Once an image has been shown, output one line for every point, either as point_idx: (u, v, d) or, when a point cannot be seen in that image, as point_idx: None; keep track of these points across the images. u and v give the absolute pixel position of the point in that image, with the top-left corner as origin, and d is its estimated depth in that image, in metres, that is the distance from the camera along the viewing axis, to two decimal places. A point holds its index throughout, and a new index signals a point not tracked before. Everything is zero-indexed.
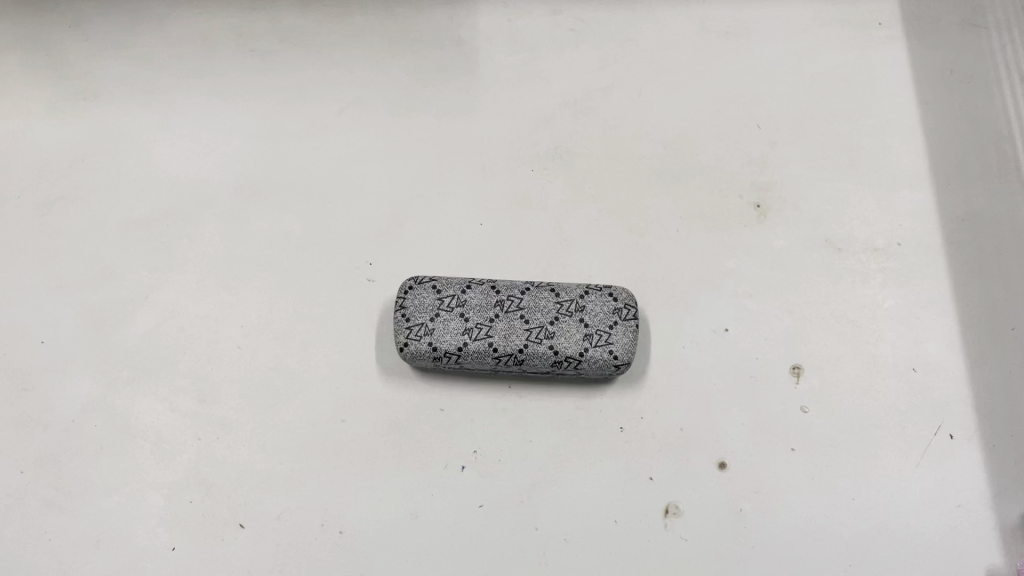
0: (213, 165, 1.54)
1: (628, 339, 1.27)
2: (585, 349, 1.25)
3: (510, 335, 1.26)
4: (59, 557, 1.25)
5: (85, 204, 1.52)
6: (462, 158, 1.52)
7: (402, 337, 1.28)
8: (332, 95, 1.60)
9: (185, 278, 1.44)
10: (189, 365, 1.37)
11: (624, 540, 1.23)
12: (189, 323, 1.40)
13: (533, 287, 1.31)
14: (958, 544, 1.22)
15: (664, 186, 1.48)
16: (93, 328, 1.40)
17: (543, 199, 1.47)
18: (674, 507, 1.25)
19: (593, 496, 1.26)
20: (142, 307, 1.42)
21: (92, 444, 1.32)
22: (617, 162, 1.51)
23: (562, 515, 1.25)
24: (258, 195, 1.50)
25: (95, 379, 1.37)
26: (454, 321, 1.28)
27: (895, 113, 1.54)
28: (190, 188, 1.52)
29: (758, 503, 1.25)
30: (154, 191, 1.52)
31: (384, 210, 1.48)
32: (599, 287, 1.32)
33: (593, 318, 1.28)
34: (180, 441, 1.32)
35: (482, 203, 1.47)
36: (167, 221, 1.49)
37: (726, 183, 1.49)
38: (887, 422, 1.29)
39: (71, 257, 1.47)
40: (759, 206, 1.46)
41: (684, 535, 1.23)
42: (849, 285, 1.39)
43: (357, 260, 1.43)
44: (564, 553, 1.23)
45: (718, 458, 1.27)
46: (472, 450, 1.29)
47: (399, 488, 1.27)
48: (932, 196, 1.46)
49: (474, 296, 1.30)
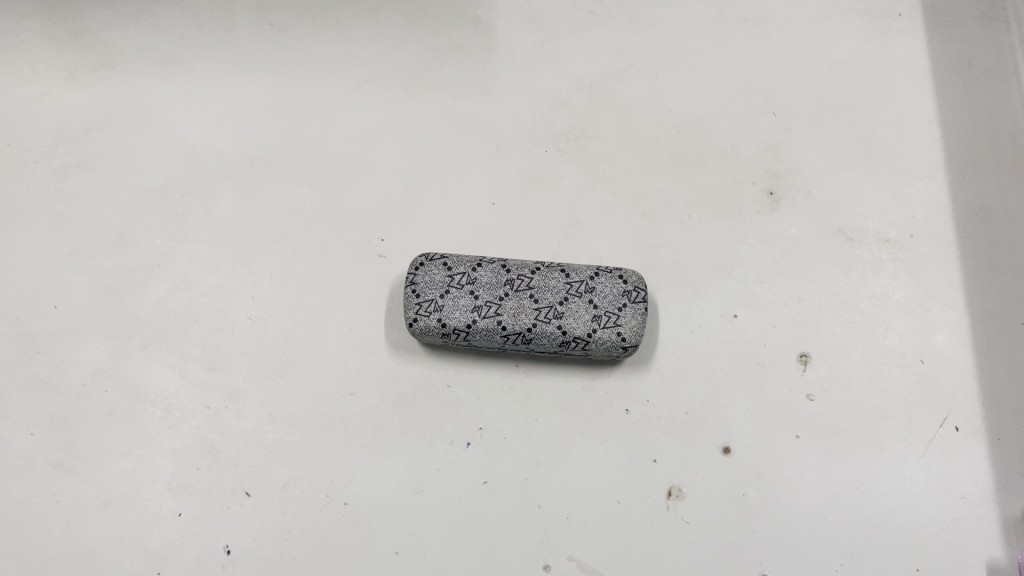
0: (228, 136, 1.54)
1: (636, 322, 1.28)
2: (593, 330, 1.26)
3: (519, 314, 1.27)
4: (68, 518, 1.28)
5: (101, 170, 1.52)
6: (477, 137, 1.52)
7: (411, 313, 1.29)
8: (347, 71, 1.60)
9: (197, 248, 1.45)
10: (199, 334, 1.39)
11: (625, 521, 1.25)
12: (200, 293, 1.42)
13: (544, 267, 1.32)
14: (960, 536, 1.23)
15: (677, 171, 1.48)
16: (107, 295, 1.42)
17: (557, 179, 1.47)
18: (677, 489, 1.26)
19: (597, 475, 1.27)
20: (155, 275, 1.43)
21: (102, 409, 1.34)
22: (632, 145, 1.51)
23: (565, 493, 1.26)
24: (272, 167, 1.51)
25: (107, 345, 1.38)
26: (464, 298, 1.29)
27: (912, 104, 1.53)
28: (205, 158, 1.52)
29: (761, 488, 1.26)
30: (170, 161, 1.53)
31: (397, 186, 1.48)
32: (609, 269, 1.32)
33: (603, 299, 1.29)
34: (189, 408, 1.34)
35: (495, 182, 1.47)
36: (182, 190, 1.50)
37: (740, 169, 1.48)
38: (893, 413, 1.30)
39: (85, 223, 1.48)
40: (773, 193, 1.46)
41: (685, 518, 1.24)
42: (860, 276, 1.39)
43: (369, 236, 1.43)
44: (566, 531, 1.24)
45: (723, 443, 1.28)
46: (478, 428, 1.30)
47: (405, 462, 1.29)
48: (947, 188, 1.45)
49: (485, 274, 1.31)
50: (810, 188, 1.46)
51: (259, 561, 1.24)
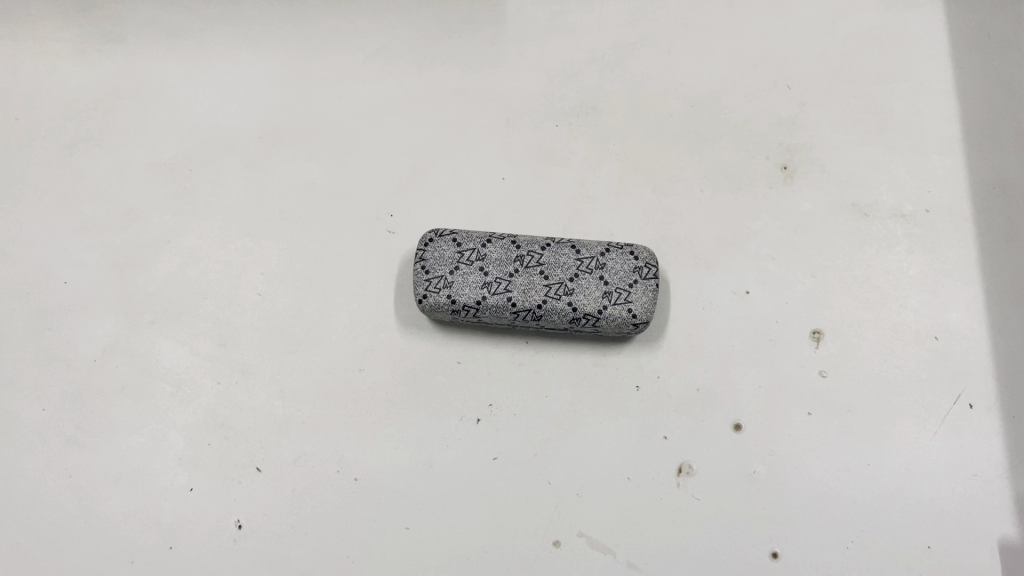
0: (237, 111, 1.53)
1: (647, 298, 1.27)
2: (604, 307, 1.26)
3: (529, 291, 1.26)
4: (81, 492, 1.29)
5: (109, 146, 1.52)
6: (486, 111, 1.50)
7: (421, 289, 1.28)
8: (356, 45, 1.58)
9: (206, 223, 1.44)
10: (210, 310, 1.39)
11: (635, 497, 1.24)
12: (210, 268, 1.41)
13: (554, 243, 1.31)
14: (972, 513, 1.22)
15: (689, 145, 1.46)
16: (117, 271, 1.42)
17: (568, 153, 1.46)
18: (687, 466, 1.26)
19: (607, 452, 1.27)
20: (164, 251, 1.43)
21: (114, 384, 1.35)
22: (643, 119, 1.49)
23: (575, 470, 1.26)
24: (281, 141, 1.50)
25: (118, 321, 1.38)
26: (473, 275, 1.28)
27: (929, 76, 1.50)
28: (213, 133, 1.51)
29: (771, 465, 1.25)
30: (178, 135, 1.52)
31: (406, 161, 1.47)
32: (620, 245, 1.31)
33: (613, 276, 1.28)
34: (200, 384, 1.34)
35: (506, 157, 1.46)
36: (190, 166, 1.49)
37: (753, 143, 1.46)
38: (906, 390, 1.29)
39: (94, 199, 1.47)
40: (786, 167, 1.44)
41: (696, 494, 1.24)
42: (874, 251, 1.37)
43: (379, 211, 1.43)
44: (576, 507, 1.24)
45: (734, 420, 1.28)
46: (488, 404, 1.30)
47: (415, 438, 1.28)
48: (964, 162, 1.43)
49: (494, 250, 1.30)
50: (824, 163, 1.44)
51: (271, 535, 1.25)
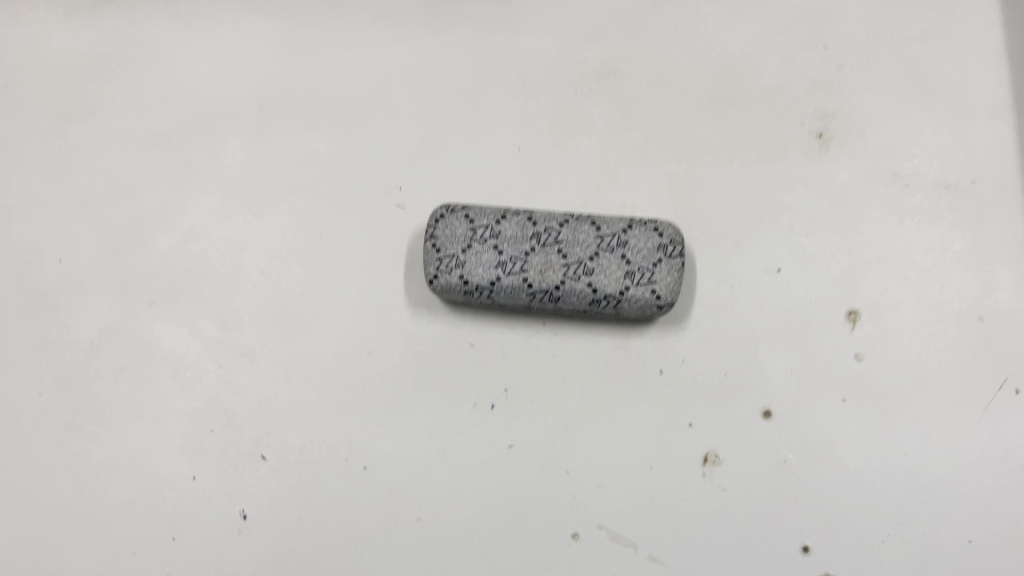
0: (238, 78, 1.45)
1: (672, 278, 1.19)
2: (626, 288, 1.18)
3: (546, 270, 1.19)
4: (80, 481, 1.23)
5: (105, 116, 1.45)
6: (500, 77, 1.42)
7: (431, 269, 1.21)
8: (361, 6, 1.49)
9: (207, 198, 1.37)
10: (211, 289, 1.32)
11: (659, 488, 1.17)
12: (210, 245, 1.34)
13: (573, 219, 1.23)
14: (1018, 506, 1.14)
15: (717, 113, 1.37)
16: (113, 249, 1.35)
17: (587, 123, 1.37)
18: (713, 455, 1.18)
19: (629, 439, 1.20)
20: (163, 227, 1.36)
21: (111, 368, 1.28)
22: (668, 85, 1.39)
23: (594, 459, 1.19)
24: (283, 112, 1.42)
25: (115, 301, 1.32)
26: (487, 254, 1.20)
27: (977, 34, 1.39)
28: (213, 102, 1.44)
29: (804, 454, 1.18)
30: (176, 104, 1.44)
31: (415, 131, 1.39)
32: (643, 222, 1.23)
33: (636, 254, 1.20)
34: (201, 367, 1.27)
35: (521, 127, 1.38)
36: (189, 137, 1.42)
37: (786, 109, 1.36)
38: (948, 375, 1.20)
39: (90, 173, 1.41)
40: (821, 136, 1.34)
41: (723, 485, 1.17)
42: (914, 226, 1.28)
43: (388, 185, 1.35)
44: (595, 498, 1.17)
45: (764, 407, 1.20)
46: (503, 389, 1.22)
47: (425, 425, 1.21)
48: (1013, 130, 1.32)
49: (509, 227, 1.22)
50: (862, 131, 1.34)
51: (276, 526, 1.19)
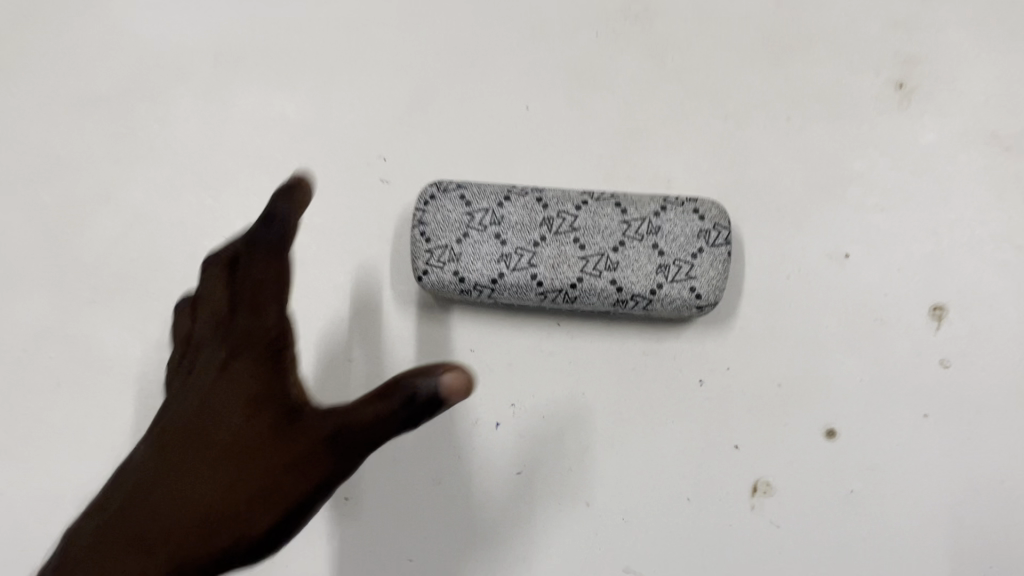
0: (183, 22, 1.19)
1: (716, 273, 0.96)
2: (658, 286, 0.95)
3: (560, 265, 0.96)
4: (19, 514, 1.06)
5: (26, 71, 1.19)
6: (500, 15, 1.13)
7: (419, 264, 0.98)
8: None
9: (153, 173, 1.15)
10: (162, 285, 1.11)
11: (697, 523, 0.98)
12: (159, 231, 1.13)
13: (592, 200, 1.00)
14: None
15: (772, 59, 1.08)
16: (46, 237, 1.14)
17: (614, 69, 1.10)
18: (763, 484, 0.98)
19: (662, 464, 0.99)
20: (103, 210, 1.14)
21: (48, 381, 1.09)
22: (710, 23, 1.10)
23: (620, 489, 0.99)
24: (240, 64, 1.16)
25: (51, 300, 1.12)
26: (487, 245, 0.98)
27: None
28: (154, 53, 1.18)
29: (873, 483, 0.98)
30: (109, 56, 1.19)
31: (397, 86, 1.13)
32: (680, 201, 1.00)
33: (670, 243, 0.97)
34: (152, 379, 1.08)
35: (531, 76, 1.11)
36: (128, 98, 1.17)
37: (860, 52, 1.07)
38: None
39: (13, 143, 1.17)
40: (902, 86, 1.06)
41: (775, 519, 0.98)
42: (1017, 200, 1.02)
43: (367, 153, 1.11)
44: (621, 536, 0.98)
45: (826, 425, 0.99)
46: (510, 404, 1.01)
47: (417, 447, 1.01)
48: None
49: (514, 211, 0.99)
50: (963, 75, 1.05)
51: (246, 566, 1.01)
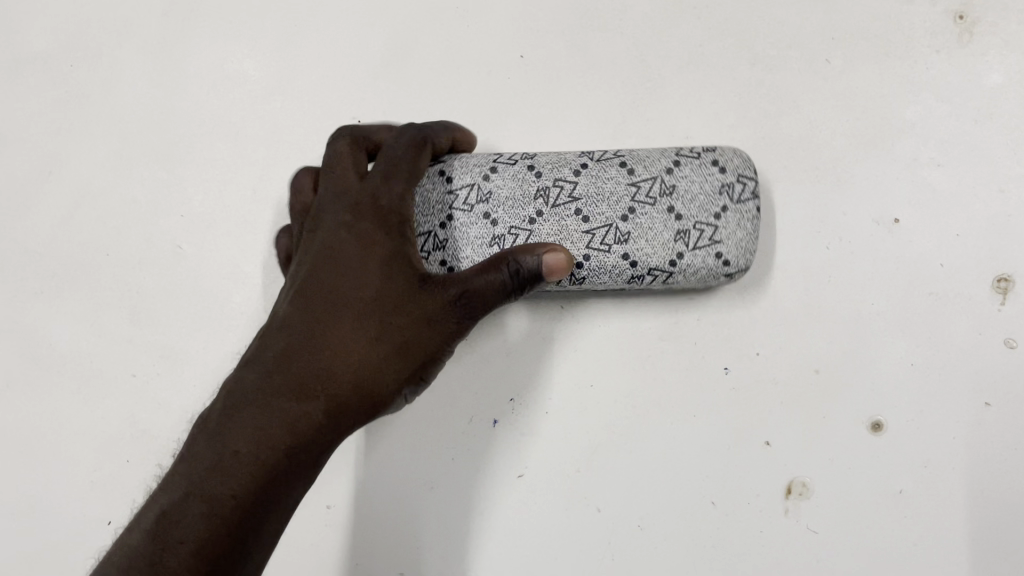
0: None
1: (744, 234, 0.82)
2: (678, 256, 0.81)
3: (562, 244, 0.81)
4: None
5: None
6: None
7: None
8: None
9: (101, 145, 1.02)
10: (113, 271, 0.98)
11: (724, 531, 0.84)
12: (108, 211, 1.00)
13: (592, 161, 0.83)
14: None
15: None
16: None
17: (620, 9, 0.96)
18: (800, 485, 0.85)
19: (683, 465, 0.85)
20: (46, 188, 1.02)
21: None
22: None
23: (634, 493, 0.86)
24: (195, 14, 1.03)
25: None
26: (475, 227, 0.82)
27: None
28: (99, 7, 1.04)
29: (928, 482, 0.84)
30: (48, 13, 1.05)
31: (374, 37, 0.99)
32: (695, 150, 0.84)
33: (688, 203, 0.81)
34: (107, 377, 0.95)
35: (526, 21, 0.97)
36: (71, 60, 1.04)
37: None
38: None
39: None
40: (963, 16, 0.91)
41: (815, 526, 0.84)
42: None
43: (342, 116, 0.98)
44: (637, 548, 0.85)
45: (873, 416, 0.85)
46: (508, 399, 0.88)
47: (403, 448, 0.88)
48: None
49: (502, 184, 0.83)
50: (1022, 3, 0.91)
51: None
